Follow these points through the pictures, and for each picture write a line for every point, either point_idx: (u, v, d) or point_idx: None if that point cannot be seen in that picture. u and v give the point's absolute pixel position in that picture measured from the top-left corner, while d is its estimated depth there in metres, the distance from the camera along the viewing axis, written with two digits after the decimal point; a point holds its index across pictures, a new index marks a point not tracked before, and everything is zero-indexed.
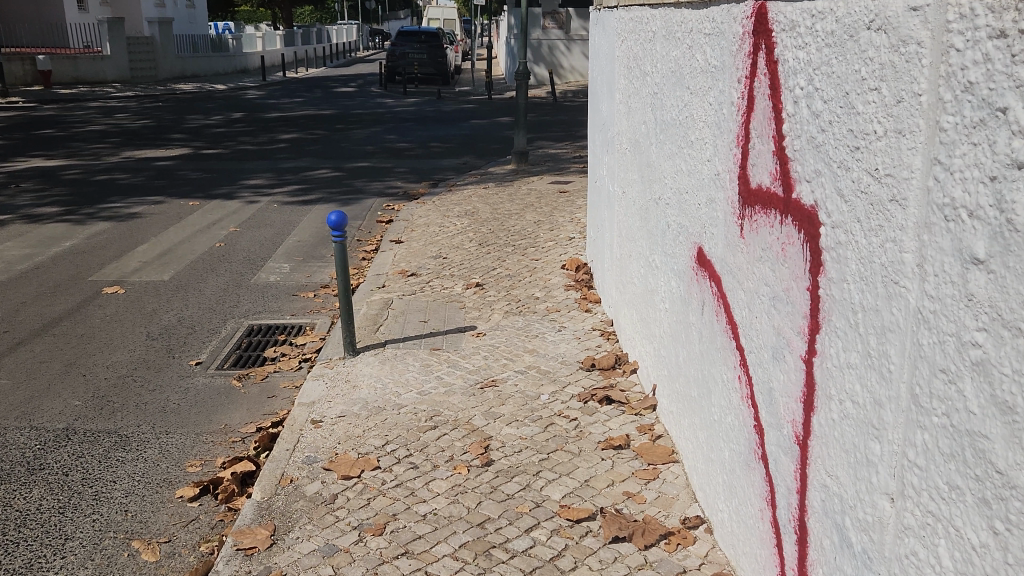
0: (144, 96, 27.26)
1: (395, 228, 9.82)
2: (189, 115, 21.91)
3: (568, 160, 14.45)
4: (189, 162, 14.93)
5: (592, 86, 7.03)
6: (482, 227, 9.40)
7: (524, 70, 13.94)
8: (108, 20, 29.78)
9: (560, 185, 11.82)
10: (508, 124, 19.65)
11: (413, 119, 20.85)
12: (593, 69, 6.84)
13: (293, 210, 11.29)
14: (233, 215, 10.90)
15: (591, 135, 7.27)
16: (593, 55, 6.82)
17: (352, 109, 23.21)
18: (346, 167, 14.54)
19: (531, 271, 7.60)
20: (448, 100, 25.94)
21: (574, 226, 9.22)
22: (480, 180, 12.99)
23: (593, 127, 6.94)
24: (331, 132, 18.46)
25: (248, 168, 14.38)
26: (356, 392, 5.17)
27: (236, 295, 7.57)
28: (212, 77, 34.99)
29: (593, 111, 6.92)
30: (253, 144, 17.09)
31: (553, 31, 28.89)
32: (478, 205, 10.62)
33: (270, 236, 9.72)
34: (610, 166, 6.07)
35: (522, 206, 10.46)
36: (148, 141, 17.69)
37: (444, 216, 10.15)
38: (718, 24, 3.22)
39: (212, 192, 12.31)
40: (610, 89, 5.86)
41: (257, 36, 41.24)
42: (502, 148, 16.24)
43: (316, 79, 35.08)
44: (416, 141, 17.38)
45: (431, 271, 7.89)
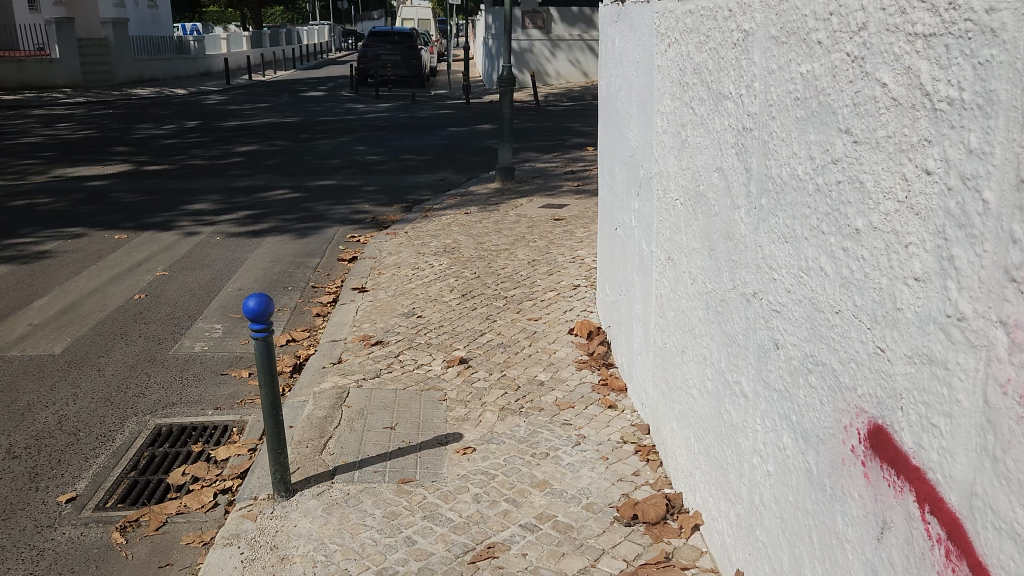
0: (95, 102, 25.09)
1: (359, 271, 8.08)
2: (137, 123, 19.82)
3: (560, 176, 12.81)
4: (127, 181, 12.96)
5: (607, 103, 5.50)
6: (465, 270, 7.69)
7: (510, 76, 12.26)
8: (56, 21, 27.45)
9: (554, 211, 10.17)
10: (490, 133, 17.96)
11: (386, 127, 19.04)
12: (610, 80, 5.31)
13: (239, 243, 9.47)
14: (166, 252, 9.04)
15: (606, 165, 5.68)
16: (609, 63, 5.30)
17: (319, 116, 21.36)
18: (308, 186, 12.75)
19: (530, 340, 5.91)
20: (424, 105, 24.19)
21: (578, 268, 7.55)
22: (460, 202, 11.28)
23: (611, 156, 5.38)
24: (294, 144, 16.59)
25: (194, 189, 12.48)
26: (284, 573, 3.45)
27: (146, 376, 5.81)
28: (172, 80, 32.74)
29: (611, 136, 5.37)
30: (205, 158, 15.16)
31: (534, 32, 27.25)
32: (460, 238, 8.92)
33: (205, 283, 7.91)
34: (641, 213, 4.48)
35: (513, 239, 8.77)
36: (86, 155, 15.66)
37: (419, 253, 8.43)
38: (966, 18, 1.58)
39: (146, 220, 10.42)
40: (643, 109, 4.29)
41: (222, 36, 38.97)
42: (485, 162, 14.54)
43: (284, 82, 33.00)
44: (388, 153, 15.61)
45: (402, 337, 6.17)
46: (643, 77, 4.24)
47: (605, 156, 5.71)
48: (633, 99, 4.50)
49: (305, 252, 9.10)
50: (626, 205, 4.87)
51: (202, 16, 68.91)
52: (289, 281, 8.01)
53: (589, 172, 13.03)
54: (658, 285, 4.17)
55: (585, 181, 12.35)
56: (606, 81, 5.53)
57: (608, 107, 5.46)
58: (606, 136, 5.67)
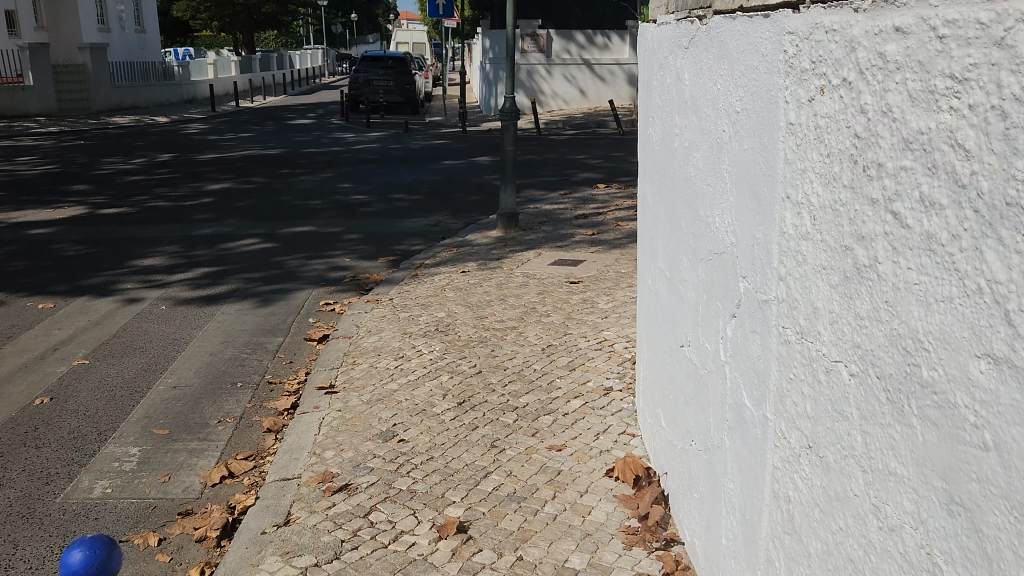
0: (66, 132, 23.30)
1: (328, 360, 6.37)
2: (103, 157, 18.05)
3: (569, 221, 11.23)
4: (75, 228, 11.18)
5: (660, 163, 3.92)
6: (463, 361, 6.03)
7: (513, 107, 10.69)
8: (30, 46, 25.63)
9: (566, 270, 8.56)
10: (488, 166, 16.43)
11: (374, 160, 17.45)
12: (667, 131, 3.72)
13: (188, 314, 7.71)
14: (95, 327, 7.25)
15: (660, 247, 4.07)
16: (667, 108, 3.71)
17: (304, 147, 19.75)
18: (282, 233, 11.09)
19: (553, 488, 4.24)
20: (416, 134, 22.66)
21: (605, 360, 5.90)
22: (455, 255, 9.65)
23: (670, 238, 3.78)
24: (272, 181, 14.92)
25: (150, 238, 10.72)
26: None
27: (10, 548, 4.08)
28: (154, 108, 30.97)
29: (668, 209, 3.77)
30: (169, 199, 13.42)
31: (534, 54, 25.87)
32: (455, 310, 7.29)
33: (131, 376, 6.15)
34: (739, 348, 2.85)
35: (520, 314, 7.13)
36: (37, 194, 13.87)
37: (404, 333, 6.75)
38: None
39: (81, 282, 8.63)
40: (748, 189, 2.66)
41: (208, 61, 37.29)
42: (484, 203, 12.97)
43: (271, 109, 31.37)
44: (376, 192, 13.97)
45: (376, 478, 4.49)
46: (750, 138, 2.62)
47: (657, 233, 4.11)
48: (725, 167, 2.89)
49: (266, 325, 7.36)
50: (705, 322, 3.25)
51: (192, 40, 67.34)
52: (239, 372, 6.27)
53: (601, 217, 11.49)
54: (783, 483, 2.52)
55: (599, 227, 10.78)
56: (658, 131, 3.94)
57: (663, 168, 3.87)
58: (657, 206, 4.08)
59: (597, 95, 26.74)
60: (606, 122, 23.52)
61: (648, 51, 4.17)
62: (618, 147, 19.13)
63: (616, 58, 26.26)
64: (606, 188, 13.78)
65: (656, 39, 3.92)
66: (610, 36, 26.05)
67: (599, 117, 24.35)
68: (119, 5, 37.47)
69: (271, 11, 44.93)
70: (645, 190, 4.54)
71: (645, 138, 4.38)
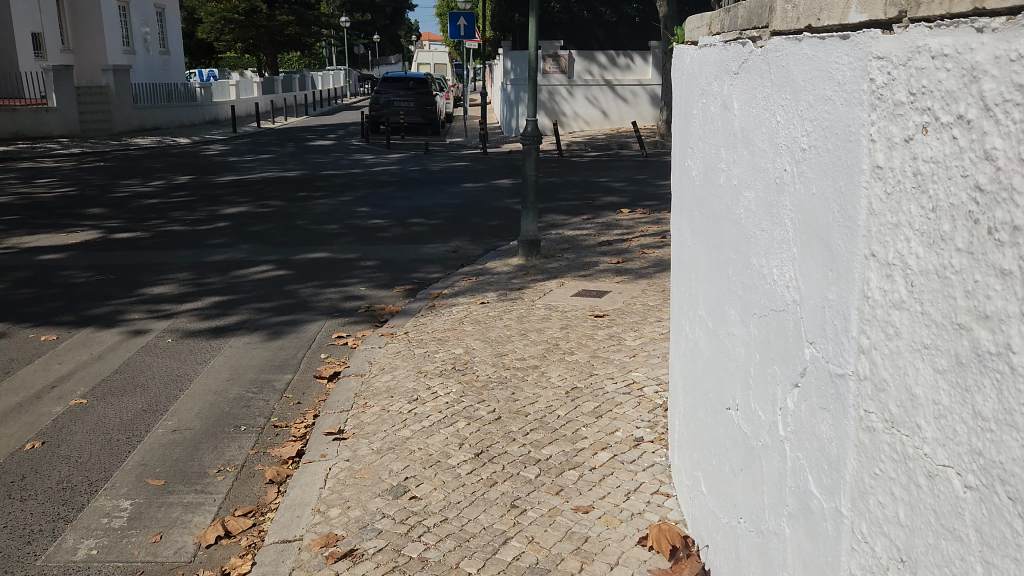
0: (88, 154, 23.35)
1: (337, 402, 5.98)
2: (122, 179, 17.96)
3: (593, 249, 10.84)
4: (86, 254, 10.97)
5: (702, 201, 3.52)
6: (481, 405, 5.62)
7: (535, 131, 10.34)
8: (55, 69, 25.81)
9: (590, 302, 8.15)
10: (509, 189, 16.10)
11: (394, 183, 17.19)
12: (711, 165, 3.33)
13: (195, 347, 7.37)
14: (97, 361, 6.93)
15: (700, 293, 3.66)
16: (711, 141, 3.33)
17: (323, 169, 19.57)
18: (297, 259, 10.79)
19: (580, 560, 3.80)
20: (437, 156, 22.43)
21: (634, 407, 5.46)
22: (474, 284, 9.27)
23: (713, 285, 3.37)
24: (289, 204, 14.69)
25: (162, 264, 10.46)
26: None
27: None
28: (177, 129, 31.09)
29: (712, 252, 3.37)
30: (185, 223, 13.20)
31: (555, 75, 25.59)
32: (474, 346, 6.90)
33: (130, 418, 5.80)
34: (804, 424, 2.43)
35: (542, 351, 6.71)
36: (53, 217, 13.73)
37: (419, 372, 6.35)
38: None
39: (87, 311, 8.36)
40: (818, 239, 2.26)
41: (231, 83, 37.47)
42: (504, 229, 12.62)
43: (293, 130, 31.36)
44: (394, 216, 13.68)
45: (385, 542, 4.08)
46: (821, 181, 2.22)
47: (697, 276, 3.71)
48: (786, 211, 2.49)
49: (274, 361, 6.99)
50: (757, 387, 2.84)
51: (217, 62, 68.10)
52: (243, 414, 5.89)
53: (626, 244, 11.07)
54: None
55: (624, 256, 10.36)
56: (699, 164, 3.55)
57: (705, 206, 3.47)
58: (697, 247, 3.68)
59: (619, 116, 26.40)
60: (629, 143, 23.15)
61: (688, 77, 3.80)
62: (642, 170, 18.74)
63: (639, 79, 26.03)
64: (631, 214, 13.38)
65: (698, 63, 3.55)
66: (633, 57, 25.72)
67: (622, 139, 23.99)
68: (145, 28, 37.83)
69: (295, 33, 45.25)
70: (682, 227, 4.13)
71: (683, 171, 3.99)
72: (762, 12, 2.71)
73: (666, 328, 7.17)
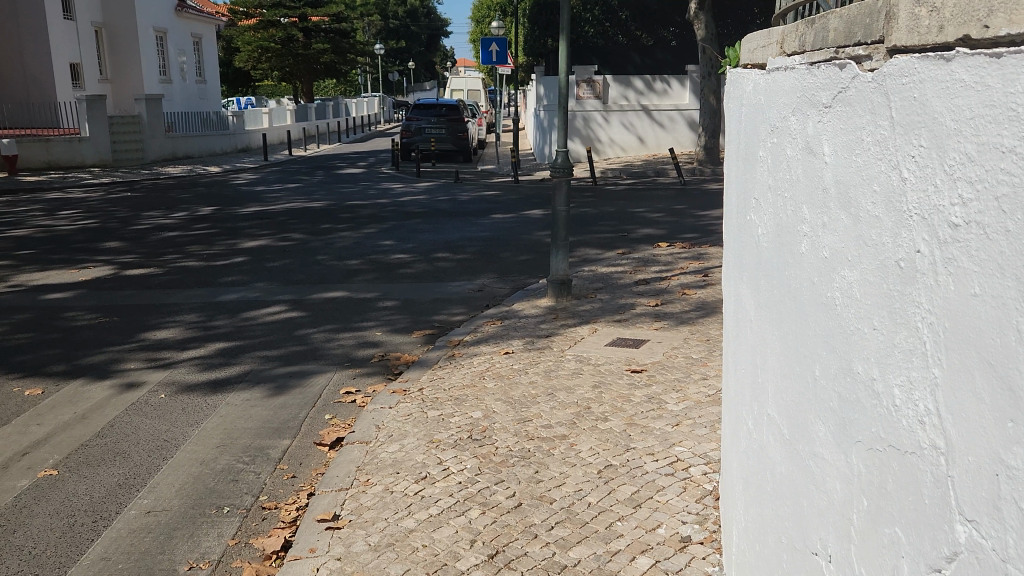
0: (118, 184, 23.26)
1: (335, 478, 5.22)
2: (145, 210, 17.67)
3: (628, 289, 10.03)
4: (94, 293, 10.48)
5: (773, 270, 2.73)
6: (499, 487, 4.83)
7: (567, 163, 9.58)
8: (88, 99, 25.86)
9: (626, 355, 7.33)
10: (540, 220, 15.39)
11: (421, 214, 16.58)
12: (787, 222, 2.55)
13: (189, 404, 6.67)
14: (80, 422, 6.26)
15: (770, 386, 2.83)
16: (788, 192, 2.55)
17: (350, 199, 19.10)
18: (312, 299, 10.17)
19: None
20: (467, 184, 21.87)
21: (679, 495, 4.62)
22: (499, 330, 8.50)
23: (791, 383, 2.56)
24: (311, 237, 14.15)
25: (171, 305, 9.90)
26: None
27: None
28: (208, 158, 31.06)
29: (789, 340, 2.57)
30: (201, 258, 12.68)
31: (590, 101, 24.81)
32: (494, 409, 6.11)
33: (101, 495, 5.09)
34: None
35: (571, 417, 5.88)
36: (69, 251, 13.35)
37: (430, 441, 5.56)
38: None
39: (81, 360, 7.75)
40: (987, 369, 1.45)
41: (264, 111, 37.46)
42: (533, 265, 11.88)
43: (323, 158, 31.11)
44: (419, 250, 13.04)
45: None
46: (993, 279, 1.41)
47: (764, 360, 2.90)
48: (918, 311, 1.69)
49: (273, 424, 6.26)
50: (862, 548, 2.01)
51: (254, 90, 68.77)
52: (228, 492, 5.15)
53: (664, 283, 10.26)
54: None
55: (663, 297, 9.54)
56: (769, 220, 2.76)
57: (777, 277, 2.68)
58: (765, 326, 2.88)
59: (655, 142, 25.60)
60: (666, 170, 22.37)
61: (753, 109, 3.03)
62: (679, 199, 17.92)
63: (676, 104, 25.41)
64: (669, 248, 12.56)
65: (767, 91, 2.78)
66: (670, 82, 25.08)
67: (658, 166, 23.21)
68: (181, 57, 38.13)
69: (330, 61, 45.48)
70: (741, 293, 3.34)
71: (744, 225, 3.20)
72: (873, 21, 1.92)
73: (711, 389, 6.32)
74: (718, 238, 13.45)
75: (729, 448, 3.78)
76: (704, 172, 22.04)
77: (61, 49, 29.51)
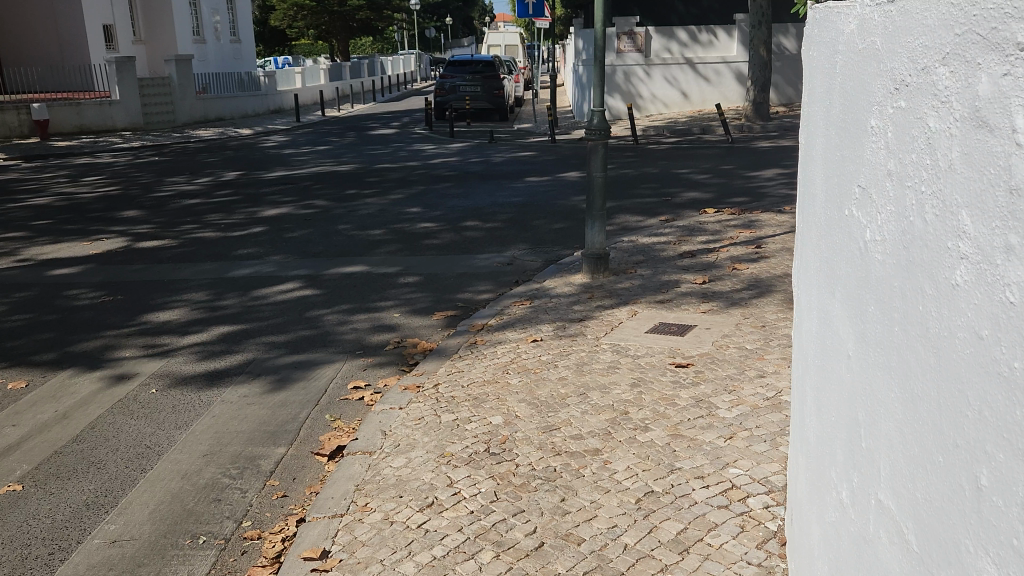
0: (148, 147, 22.79)
1: (330, 499, 4.48)
2: (169, 176, 17.12)
3: (672, 263, 9.09)
4: (102, 268, 9.92)
5: (893, 299, 1.82)
6: (517, 521, 4.05)
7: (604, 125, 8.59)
8: (117, 60, 25.31)
9: (670, 346, 6.43)
10: (577, 184, 14.42)
11: (451, 178, 15.72)
12: (925, 233, 1.64)
13: (180, 402, 5.99)
14: (58, 423, 5.62)
15: (881, 462, 1.96)
16: (926, 183, 1.64)
17: (379, 162, 18.32)
18: (329, 275, 9.45)
19: None
20: (502, 145, 20.89)
21: (736, 537, 3.79)
22: (527, 312, 7.64)
23: (926, 478, 1.68)
24: (334, 205, 13.42)
25: (180, 281, 9.27)
26: None
27: None
28: (240, 120, 30.44)
29: (923, 413, 1.68)
30: (218, 228, 12.02)
31: (631, 55, 23.62)
32: (518, 414, 5.30)
33: (63, 518, 4.43)
34: None
35: (606, 425, 5.04)
36: (86, 220, 12.83)
37: (441, 455, 4.79)
38: None
39: (73, 347, 7.13)
40: None
41: (296, 71, 36.65)
42: (568, 234, 10.97)
43: (356, 118, 30.27)
44: (446, 218, 12.21)
45: None
46: None
47: (872, 420, 2.01)
48: None
49: (269, 427, 5.55)
50: None
51: (290, 48, 67.72)
52: (207, 515, 4.46)
53: (712, 256, 9.27)
54: None
55: (711, 273, 8.57)
56: (887, 224, 1.87)
57: (900, 310, 1.78)
58: (874, 374, 2.01)
59: (700, 98, 24.11)
60: (712, 127, 21.05)
61: (860, 55, 2.10)
62: (727, 159, 16.74)
63: (723, 56, 23.75)
64: (716, 214, 11.52)
65: (892, 29, 1.85)
66: (716, 32, 23.64)
67: (704, 122, 21.87)
68: (214, 16, 37.38)
69: (365, 18, 44.40)
70: (830, 311, 2.44)
71: (839, 221, 2.29)
72: None
73: (769, 392, 5.40)
74: (771, 202, 12.35)
75: (805, 502, 2.93)
76: (754, 128, 20.68)
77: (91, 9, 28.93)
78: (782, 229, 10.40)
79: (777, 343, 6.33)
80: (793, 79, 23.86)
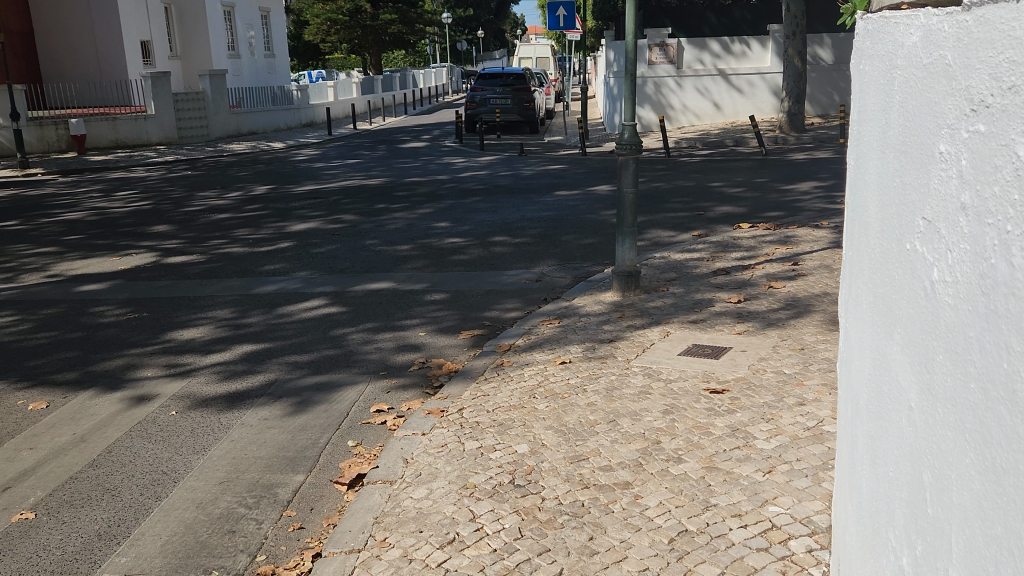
0: (182, 162, 23.06)
1: (346, 533, 4.29)
2: (200, 190, 17.25)
3: (705, 280, 8.82)
4: (128, 283, 9.92)
5: (970, 353, 1.54)
6: (543, 561, 3.83)
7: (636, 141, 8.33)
8: (152, 75, 25.68)
9: (705, 370, 6.14)
10: (608, 197, 14.20)
11: (480, 191, 15.58)
12: (1010, 279, 1.37)
13: (199, 424, 5.87)
14: (77, 446, 5.54)
15: (944, 539, 1.70)
16: (1013, 221, 1.36)
17: (408, 175, 18.29)
18: (354, 291, 9.32)
19: None
20: (532, 158, 20.77)
21: None
22: (557, 332, 7.42)
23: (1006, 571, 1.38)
24: (363, 219, 13.36)
25: (204, 298, 9.21)
26: None
27: None
28: (272, 133, 30.76)
29: (1006, 493, 1.39)
30: (246, 243, 12.00)
31: (662, 66, 23.39)
32: (544, 442, 5.08)
33: (73, 550, 4.31)
34: None
35: (636, 455, 4.81)
36: (116, 235, 12.92)
37: (463, 487, 4.59)
38: None
39: (96, 366, 7.09)
40: None
41: (329, 85, 36.96)
42: (599, 250, 10.73)
43: (386, 132, 30.41)
44: (474, 233, 12.06)
45: None
46: None
47: (938, 487, 1.72)
48: None
49: (287, 453, 5.40)
50: None
51: (324, 63, 68.67)
52: (220, 549, 4.30)
53: (747, 273, 8.97)
54: None
55: (745, 292, 8.28)
56: (958, 265, 1.61)
57: (978, 366, 1.50)
58: (937, 431, 1.74)
59: (733, 110, 23.73)
60: (745, 139, 20.70)
61: (927, 70, 1.85)
62: (761, 171, 16.38)
63: (757, 67, 23.23)
64: (751, 229, 11.20)
65: (971, 41, 1.60)
66: (749, 43, 23.17)
67: (737, 134, 21.52)
68: (249, 31, 37.85)
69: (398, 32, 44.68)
70: (890, 356, 2.15)
71: (900, 256, 2.03)
72: None
73: (810, 421, 5.11)
74: (806, 216, 11.99)
75: (853, 559, 2.65)
76: (788, 139, 20.24)
77: (128, 26, 29.46)
78: (819, 245, 10.06)
79: (818, 368, 6.03)
80: (829, 90, 23.36)
